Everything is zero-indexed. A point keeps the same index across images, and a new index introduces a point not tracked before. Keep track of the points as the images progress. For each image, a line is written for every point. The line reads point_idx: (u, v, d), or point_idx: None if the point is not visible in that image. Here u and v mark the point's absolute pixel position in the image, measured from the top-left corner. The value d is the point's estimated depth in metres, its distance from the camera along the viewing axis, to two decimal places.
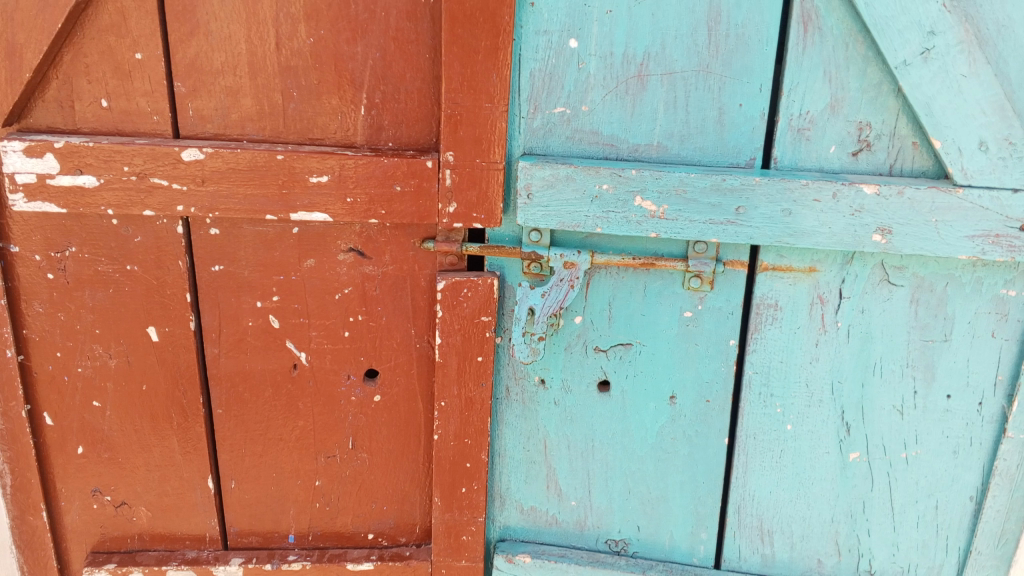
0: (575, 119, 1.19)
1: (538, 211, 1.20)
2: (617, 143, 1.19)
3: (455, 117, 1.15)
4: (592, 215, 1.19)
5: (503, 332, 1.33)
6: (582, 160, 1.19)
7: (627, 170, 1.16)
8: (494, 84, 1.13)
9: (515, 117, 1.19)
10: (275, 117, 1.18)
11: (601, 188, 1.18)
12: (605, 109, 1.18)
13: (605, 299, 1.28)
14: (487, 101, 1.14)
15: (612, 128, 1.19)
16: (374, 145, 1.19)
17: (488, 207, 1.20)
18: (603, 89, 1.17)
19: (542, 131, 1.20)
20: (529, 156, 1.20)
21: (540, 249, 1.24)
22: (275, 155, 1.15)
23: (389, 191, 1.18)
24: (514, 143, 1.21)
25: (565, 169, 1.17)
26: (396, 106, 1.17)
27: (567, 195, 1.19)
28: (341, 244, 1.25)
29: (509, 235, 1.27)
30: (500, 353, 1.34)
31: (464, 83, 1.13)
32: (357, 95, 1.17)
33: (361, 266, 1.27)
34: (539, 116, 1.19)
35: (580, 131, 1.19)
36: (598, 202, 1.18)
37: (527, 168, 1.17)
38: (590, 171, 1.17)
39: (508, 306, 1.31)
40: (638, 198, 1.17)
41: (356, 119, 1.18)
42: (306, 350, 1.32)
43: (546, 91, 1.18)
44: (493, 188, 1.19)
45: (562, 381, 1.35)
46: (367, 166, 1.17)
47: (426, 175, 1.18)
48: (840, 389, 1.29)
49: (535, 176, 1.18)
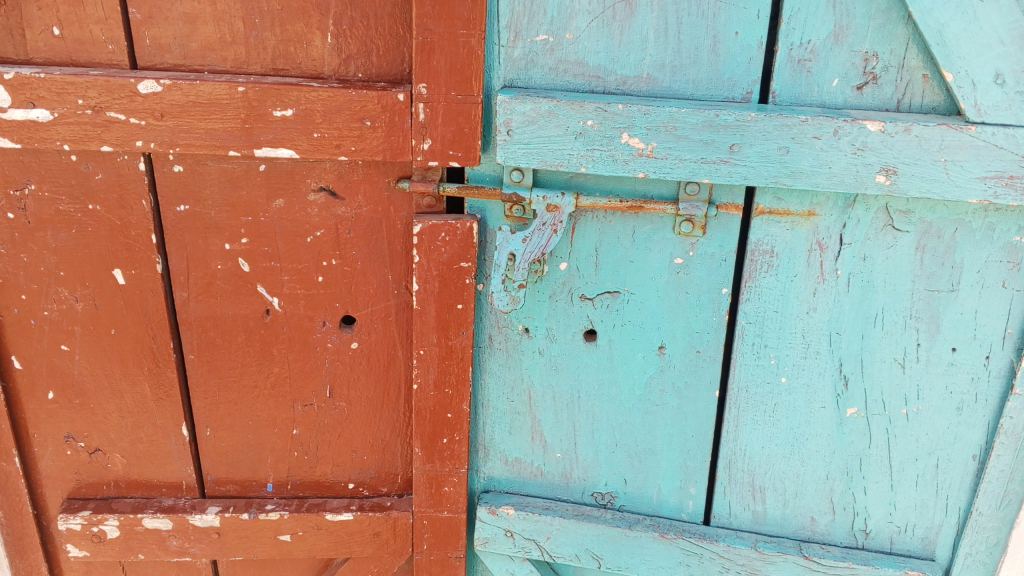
0: (559, 48, 1.10)
1: (518, 149, 1.13)
2: (603, 75, 1.11)
3: (428, 45, 1.07)
4: (576, 154, 1.12)
5: (485, 278, 1.27)
6: (566, 93, 1.11)
7: (614, 104, 1.08)
8: (470, 9, 1.05)
9: (494, 47, 1.11)
10: (237, 46, 1.11)
11: (585, 124, 1.10)
12: (591, 38, 1.09)
13: (591, 245, 1.21)
14: (462, 28, 1.06)
15: (598, 59, 1.10)
16: (344, 77, 1.12)
17: (466, 144, 1.12)
18: (587, 16, 1.08)
19: (523, 63, 1.12)
20: (509, 89, 1.12)
21: (522, 191, 1.16)
22: (236, 87, 1.09)
23: (359, 126, 1.11)
24: (494, 75, 1.13)
25: (547, 103, 1.09)
26: (365, 33, 1.10)
27: (550, 133, 1.11)
28: (311, 183, 1.19)
29: (492, 176, 1.19)
30: (482, 300, 1.28)
31: (437, 8, 1.05)
32: (323, 21, 1.09)
33: (333, 207, 1.20)
34: (519, 46, 1.11)
35: (564, 62, 1.11)
36: (582, 139, 1.11)
37: (507, 102, 1.10)
38: (573, 106, 1.09)
39: (490, 252, 1.24)
40: (625, 135, 1.10)
41: (323, 48, 1.11)
42: (278, 295, 1.26)
43: (526, 19, 1.09)
44: (470, 124, 1.11)
45: (547, 329, 1.28)
46: (334, 99, 1.09)
47: (398, 110, 1.11)
48: (839, 341, 1.22)
49: (515, 111, 1.10)
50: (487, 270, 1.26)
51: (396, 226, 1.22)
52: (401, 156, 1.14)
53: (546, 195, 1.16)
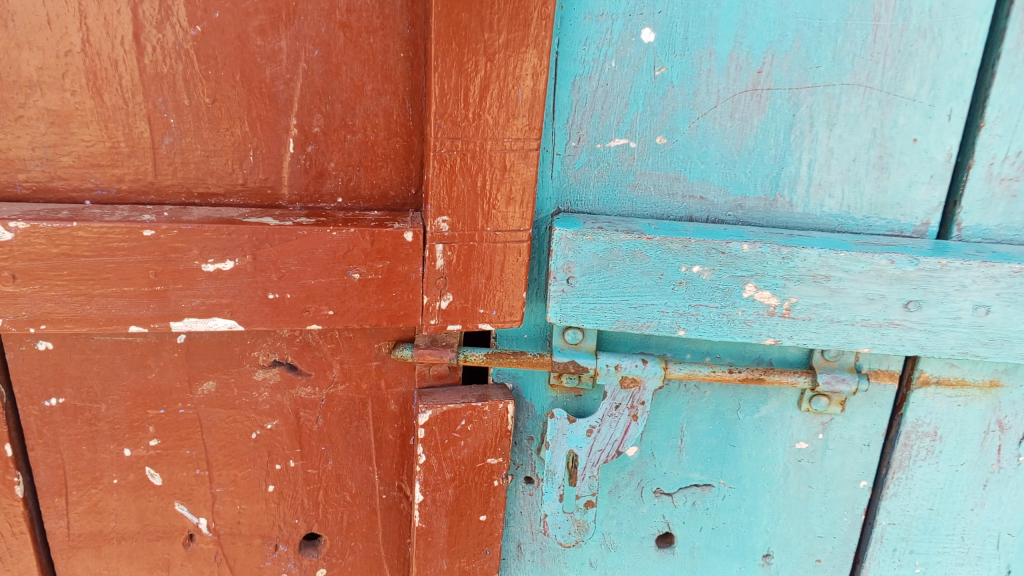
0: (645, 156, 0.72)
1: (581, 304, 0.74)
2: (709, 197, 0.74)
3: (450, 162, 0.68)
4: (672, 310, 0.73)
5: (514, 469, 0.86)
6: (655, 224, 0.73)
7: (736, 243, 0.70)
8: (521, 107, 0.67)
9: (547, 155, 0.73)
10: (138, 159, 0.69)
11: (687, 271, 0.71)
12: (694, 143, 0.72)
13: (672, 425, 0.82)
14: (507, 134, 0.68)
15: (701, 174, 0.73)
16: (312, 205, 0.72)
17: (504, 299, 0.74)
18: (690, 113, 0.71)
19: (587, 177, 0.73)
20: (565, 218, 0.73)
21: (582, 357, 0.76)
22: (141, 230, 0.67)
23: (339, 281, 0.71)
24: (541, 195, 0.74)
25: (630, 240, 0.70)
26: (350, 138, 0.70)
27: (631, 282, 0.72)
28: (257, 356, 0.77)
29: (533, 330, 0.79)
30: (509, 500, 0.87)
31: (468, 103, 0.66)
32: (279, 120, 0.69)
33: (292, 387, 0.79)
34: (584, 153, 0.72)
35: (650, 177, 0.73)
36: (680, 292, 0.73)
37: (572, 237, 0.71)
38: (673, 243, 0.70)
39: (529, 434, 0.84)
40: (750, 286, 0.72)
41: (280, 160, 0.70)
42: (206, 514, 0.84)
43: (598, 115, 0.71)
44: (511, 270, 0.73)
45: (603, 538, 0.89)
46: (301, 243, 0.69)
47: (403, 254, 0.71)
48: (1008, 545, 0.87)
49: (582, 251, 0.71)
50: (517, 458, 0.85)
51: (385, 408, 0.81)
52: (403, 319, 0.74)
53: (617, 362, 0.76)
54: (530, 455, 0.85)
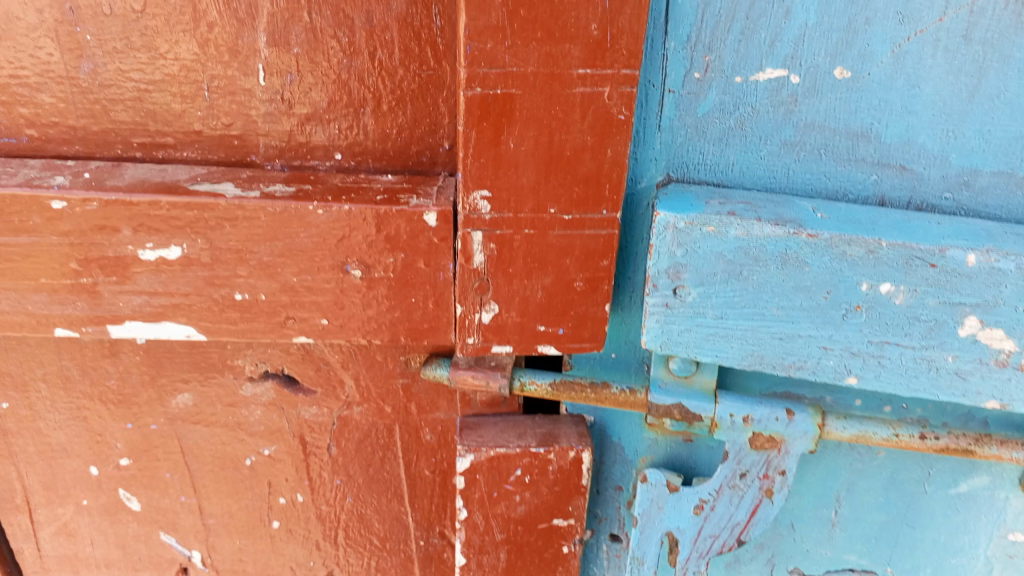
0: (813, 98, 0.45)
1: (694, 328, 0.49)
2: (914, 167, 0.46)
3: (495, 103, 0.43)
4: (840, 346, 0.47)
5: (595, 521, 0.63)
6: (820, 210, 0.46)
7: (955, 251, 0.43)
8: (607, 19, 0.40)
9: (651, 94, 0.47)
10: (52, 95, 0.48)
11: (868, 289, 0.45)
12: (896, 81, 0.44)
13: (822, 489, 0.57)
14: (584, 64, 0.42)
15: (905, 131, 0.45)
16: (299, 163, 0.49)
17: (576, 312, 0.49)
18: (895, 30, 0.43)
19: (716, 130, 0.47)
20: (676, 192, 0.48)
21: (693, 400, 0.51)
22: (46, 202, 0.46)
23: (334, 280, 0.48)
24: (640, 154, 0.49)
25: (778, 238, 0.44)
26: (348, 64, 0.46)
27: (774, 299, 0.47)
28: (241, 366, 0.56)
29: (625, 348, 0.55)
30: (587, 554, 0.65)
31: (519, 14, 0.40)
32: (243, 37, 0.46)
33: (292, 407, 0.58)
34: (714, 91, 0.46)
35: (818, 134, 0.46)
36: (854, 322, 0.46)
37: (684, 227, 0.45)
38: (849, 247, 0.44)
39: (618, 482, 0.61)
40: (971, 320, 0.45)
41: (246, 97, 0.47)
42: (199, 547, 0.66)
43: (738, 31, 0.44)
44: (587, 270, 0.48)
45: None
46: (276, 226, 0.46)
47: (423, 245, 0.47)
48: None
49: (698, 250, 0.46)
50: (600, 509, 0.63)
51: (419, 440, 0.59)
52: (428, 334, 0.51)
53: (745, 413, 0.50)
54: (618, 508, 0.62)
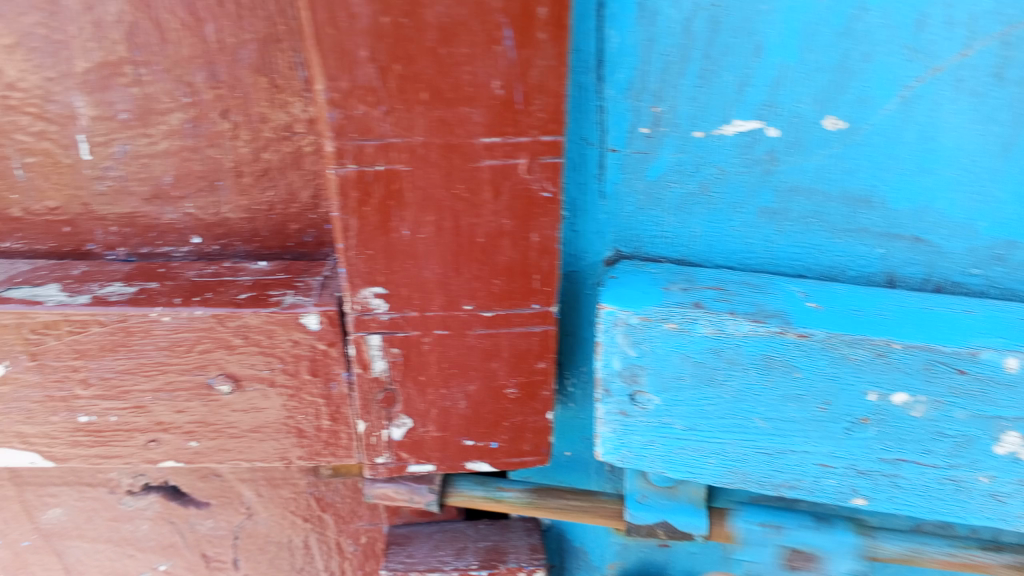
0: (798, 154, 0.34)
1: (658, 441, 0.38)
2: (930, 238, 0.35)
3: (378, 185, 0.32)
4: (842, 465, 0.36)
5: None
6: (808, 293, 0.35)
7: (991, 352, 0.32)
8: (514, 74, 0.29)
9: (586, 154, 0.35)
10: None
11: (878, 400, 0.34)
12: (906, 131, 0.33)
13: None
14: (489, 132, 0.31)
15: (921, 194, 0.34)
16: (148, 251, 0.38)
17: (512, 424, 0.39)
18: (902, 67, 0.32)
19: (673, 197, 0.36)
20: (627, 274, 0.37)
21: (681, 516, 0.41)
22: None
23: (198, 399, 0.38)
24: (583, 226, 0.37)
25: (759, 341, 0.34)
26: (192, 129, 0.35)
27: (758, 410, 0.36)
28: (117, 481, 0.47)
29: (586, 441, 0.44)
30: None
31: (395, 70, 0.29)
32: (53, 101, 0.34)
33: (184, 519, 0.48)
34: (668, 149, 0.35)
35: (807, 198, 0.35)
36: (860, 438, 0.36)
37: (639, 326, 0.34)
38: (852, 352, 0.33)
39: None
40: (1012, 436, 0.34)
41: (67, 174, 0.36)
42: None
43: (693, 73, 0.33)
44: (520, 376, 0.38)
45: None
46: (106, 341, 0.36)
47: (305, 354, 0.37)
48: None
49: (656, 352, 0.35)
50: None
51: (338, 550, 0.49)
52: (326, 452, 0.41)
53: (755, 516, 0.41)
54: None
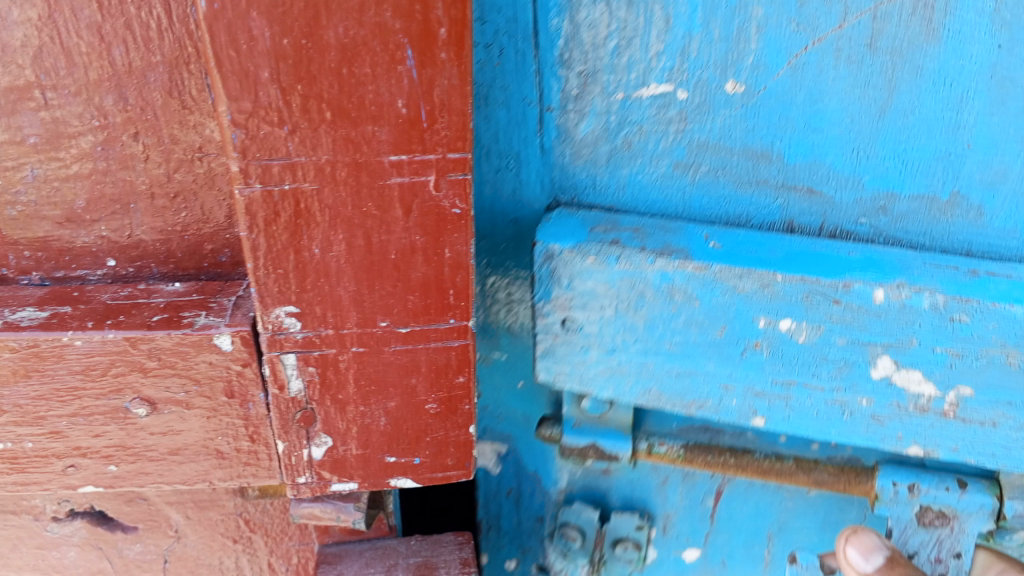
0: (701, 119, 0.35)
1: (576, 369, 0.40)
2: (825, 191, 0.36)
3: (286, 204, 0.32)
4: (740, 389, 0.39)
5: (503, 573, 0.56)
6: (716, 236, 0.37)
7: (861, 284, 0.34)
8: (417, 93, 0.30)
9: (519, 113, 0.37)
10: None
11: (767, 326, 0.36)
12: (796, 96, 0.34)
13: (748, 514, 0.50)
14: (396, 149, 0.31)
15: (812, 151, 0.35)
16: (62, 274, 0.38)
17: (433, 439, 0.40)
18: (792, 40, 0.33)
19: (591, 155, 0.37)
20: (557, 220, 0.38)
21: (609, 440, 0.45)
22: None
23: (115, 423, 0.38)
24: (519, 175, 0.39)
25: (659, 272, 0.36)
26: (102, 152, 0.35)
27: (665, 339, 0.38)
28: (40, 508, 0.46)
29: (507, 392, 0.48)
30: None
31: (298, 90, 0.30)
32: None
33: (111, 544, 0.48)
34: (587, 111, 0.36)
35: (713, 156, 0.36)
36: (755, 362, 0.38)
37: (564, 257, 0.36)
38: (741, 283, 0.35)
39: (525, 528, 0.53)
40: (884, 362, 0.36)
41: None
42: None
43: (594, 31, 0.34)
44: (440, 390, 0.38)
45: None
46: (17, 367, 0.36)
47: (221, 376, 0.37)
48: None
49: (580, 286, 0.37)
50: (507, 558, 0.55)
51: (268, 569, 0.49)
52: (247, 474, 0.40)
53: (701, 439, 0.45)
54: (533, 551, 0.54)
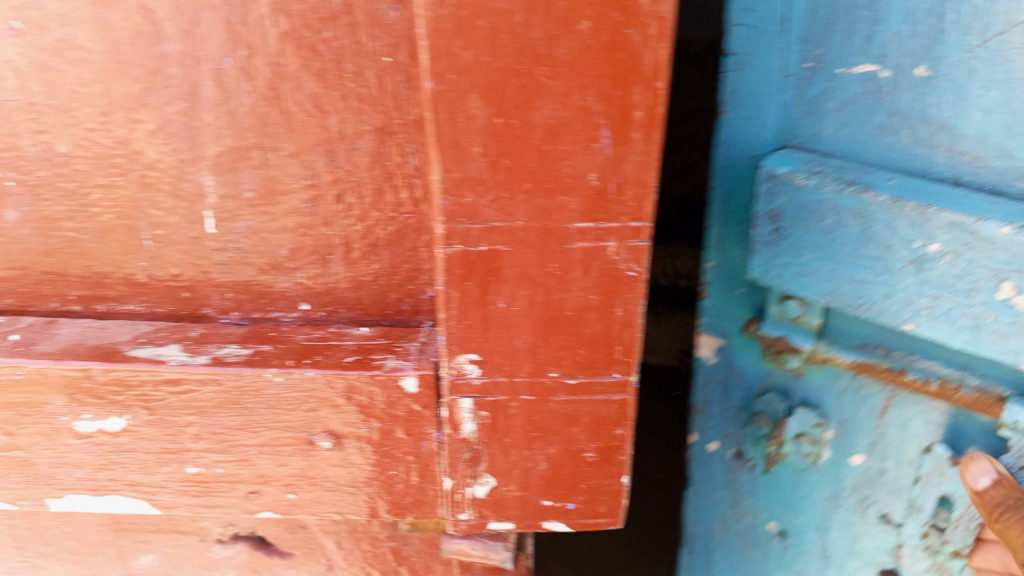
0: (900, 89, 0.39)
1: (775, 271, 0.44)
2: (987, 159, 0.38)
3: (481, 262, 0.36)
4: (900, 303, 0.40)
5: (702, 458, 0.57)
6: (898, 181, 0.40)
7: (991, 222, 0.35)
8: (609, 168, 0.33)
9: (771, 78, 0.43)
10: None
11: (923, 248, 0.38)
12: (967, 74, 0.37)
13: (918, 453, 0.47)
14: (584, 218, 0.34)
15: (976, 124, 0.38)
16: (259, 315, 0.42)
17: (590, 485, 0.42)
18: (962, 26, 0.36)
19: (825, 109, 0.42)
20: (782, 158, 0.43)
21: (797, 336, 0.47)
22: None
23: (300, 453, 0.41)
24: (763, 123, 0.44)
25: (844, 194, 0.40)
26: (308, 206, 0.39)
27: (844, 253, 0.41)
28: (208, 529, 0.49)
29: (728, 293, 0.49)
30: (697, 485, 0.58)
31: (503, 163, 0.33)
32: (184, 180, 0.38)
33: (267, 567, 0.51)
34: (821, 77, 0.42)
35: (908, 122, 0.40)
36: (914, 277, 0.39)
37: (781, 179, 0.42)
38: (906, 206, 0.38)
39: (727, 418, 0.54)
40: (1007, 287, 0.35)
41: (190, 244, 0.40)
42: None
43: (824, 13, 0.40)
44: (601, 438, 0.40)
45: (794, 561, 0.58)
46: (221, 399, 0.40)
47: (402, 414, 0.40)
48: None
49: (790, 203, 0.42)
50: (711, 438, 0.56)
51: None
52: (412, 507, 0.43)
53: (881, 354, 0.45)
54: (733, 441, 0.55)
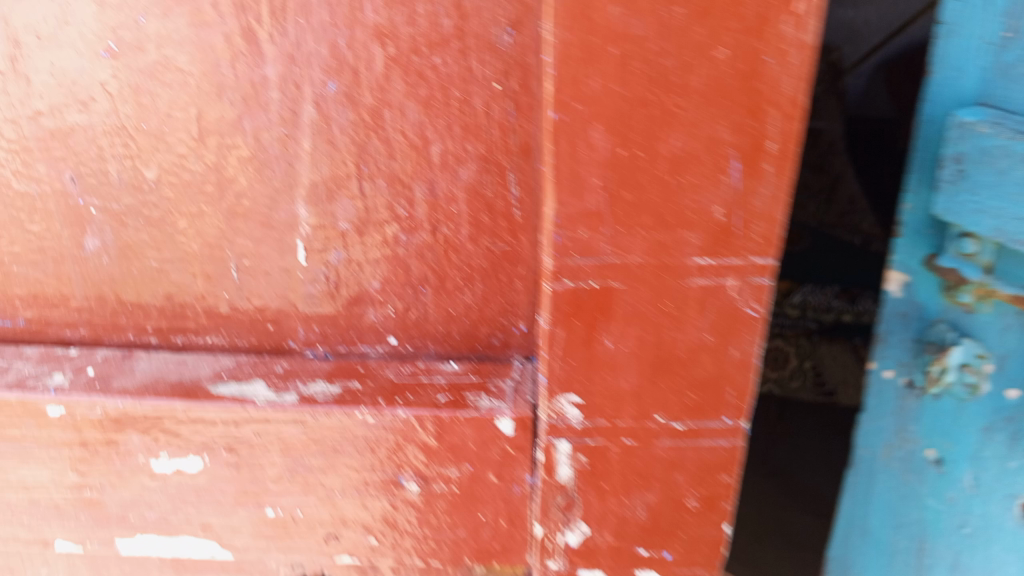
0: None
1: (960, 204, 0.49)
2: None
3: (591, 298, 0.34)
4: None
5: (877, 384, 0.64)
6: None
7: None
8: (736, 202, 0.31)
9: (971, 44, 0.49)
10: (43, 279, 0.40)
11: None
12: None
13: None
14: (704, 254, 0.33)
15: None
16: (344, 349, 0.40)
17: (688, 534, 0.40)
18: None
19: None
20: (973, 112, 0.48)
21: (971, 269, 0.51)
22: (48, 404, 0.38)
23: (385, 495, 0.40)
24: (964, 83, 0.50)
25: None
26: (405, 236, 0.37)
27: (1014, 192, 0.45)
28: None
29: (916, 237, 0.56)
30: (867, 407, 0.65)
31: (622, 197, 0.32)
32: (276, 209, 0.37)
33: None
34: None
35: None
36: None
37: (969, 126, 0.47)
38: None
39: (903, 349, 0.61)
40: None
41: (279, 275, 0.39)
42: None
43: None
44: (704, 484, 0.38)
45: (947, 490, 0.63)
46: (308, 436, 0.38)
47: (495, 456, 0.38)
48: None
49: (973, 148, 0.47)
50: (887, 367, 0.62)
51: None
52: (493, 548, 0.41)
53: None
54: (907, 370, 0.61)
